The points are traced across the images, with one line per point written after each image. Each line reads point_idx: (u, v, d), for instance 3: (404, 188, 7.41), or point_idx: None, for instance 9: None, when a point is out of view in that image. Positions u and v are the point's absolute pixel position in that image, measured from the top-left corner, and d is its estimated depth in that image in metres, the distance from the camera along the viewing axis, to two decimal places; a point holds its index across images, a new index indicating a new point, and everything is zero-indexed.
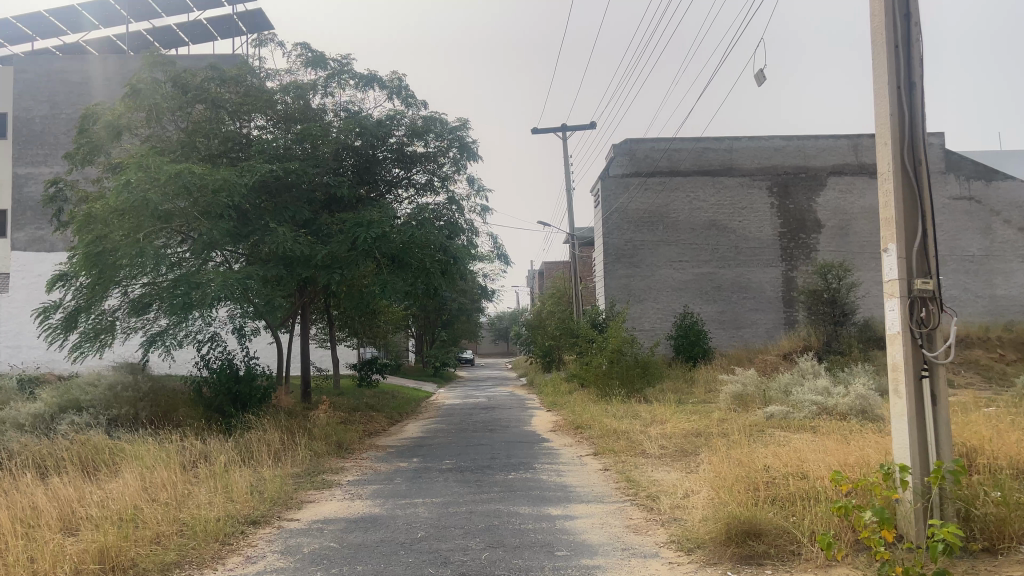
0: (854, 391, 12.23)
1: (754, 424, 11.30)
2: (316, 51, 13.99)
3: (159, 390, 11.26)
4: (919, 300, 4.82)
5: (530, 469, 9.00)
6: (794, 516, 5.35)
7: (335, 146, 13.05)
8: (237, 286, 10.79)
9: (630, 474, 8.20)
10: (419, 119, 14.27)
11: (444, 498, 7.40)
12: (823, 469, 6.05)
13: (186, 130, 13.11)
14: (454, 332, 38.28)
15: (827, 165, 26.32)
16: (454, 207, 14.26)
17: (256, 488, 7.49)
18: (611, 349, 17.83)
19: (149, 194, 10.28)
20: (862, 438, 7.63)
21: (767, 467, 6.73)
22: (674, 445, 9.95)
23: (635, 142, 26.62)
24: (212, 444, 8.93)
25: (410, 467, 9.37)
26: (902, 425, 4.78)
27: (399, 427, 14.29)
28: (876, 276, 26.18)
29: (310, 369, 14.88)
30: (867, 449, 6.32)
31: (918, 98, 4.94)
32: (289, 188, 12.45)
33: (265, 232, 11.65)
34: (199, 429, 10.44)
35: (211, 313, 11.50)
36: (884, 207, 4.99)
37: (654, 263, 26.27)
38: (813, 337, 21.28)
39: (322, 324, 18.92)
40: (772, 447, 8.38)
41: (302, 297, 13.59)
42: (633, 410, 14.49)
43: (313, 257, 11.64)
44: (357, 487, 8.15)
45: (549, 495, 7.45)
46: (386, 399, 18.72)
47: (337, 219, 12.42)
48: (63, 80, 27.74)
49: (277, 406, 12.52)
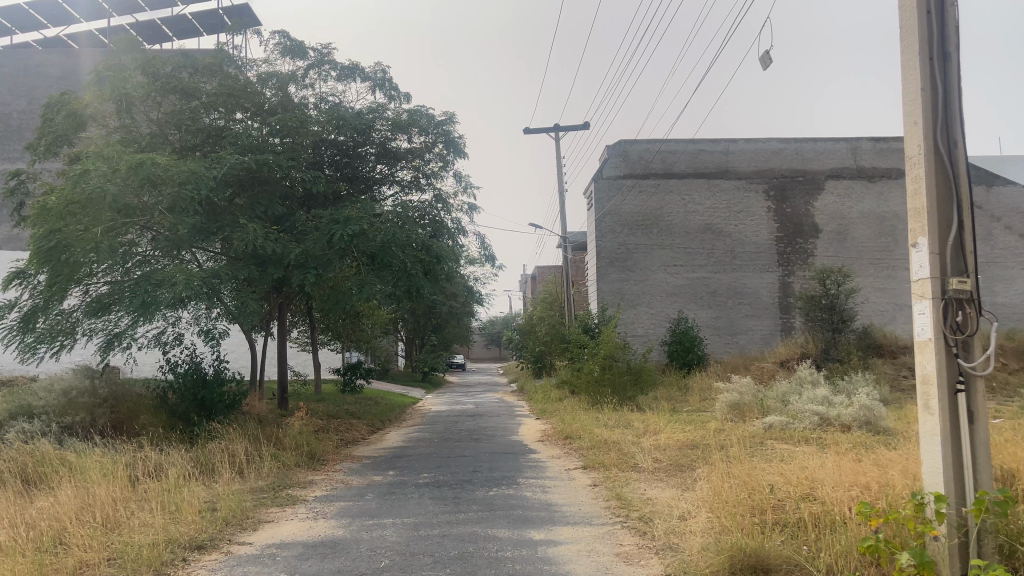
0: (859, 401, 11.62)
1: (752, 436, 10.67)
2: (294, 39, 13.37)
3: (120, 395, 10.51)
4: (955, 302, 4.19)
5: (513, 485, 8.30)
6: (806, 547, 4.77)
7: (313, 139, 12.44)
8: (204, 286, 10.08)
9: (622, 491, 7.54)
10: (404, 113, 13.56)
11: (415, 518, 6.70)
12: (832, 490, 5.51)
13: (156, 121, 12.41)
14: (444, 337, 37.34)
15: (825, 169, 25.81)
16: (440, 206, 13.59)
17: (209, 506, 6.81)
18: (603, 355, 17.21)
19: (108, 186, 9.56)
20: (880, 455, 6.96)
21: (773, 485, 6.12)
22: (669, 459, 9.25)
23: (628, 143, 26.09)
24: (171, 455, 8.24)
25: (385, 482, 8.69)
26: (933, 446, 4.17)
27: (379, 436, 13.62)
28: (875, 282, 25.62)
29: (287, 373, 14.10)
30: (885, 469, 5.72)
31: (954, 70, 4.32)
32: (262, 182, 11.72)
33: (234, 228, 10.96)
34: (159, 438, 9.72)
35: (175, 314, 10.76)
36: (914, 195, 4.38)
37: (648, 266, 25.68)
38: (811, 344, 20.69)
39: (303, 326, 18.22)
40: (779, 463, 7.72)
41: (279, 296, 12.88)
42: (625, 419, 13.87)
43: (286, 255, 10.94)
44: (323, 504, 7.45)
45: (531, 516, 6.77)
46: (367, 404, 18.00)
47: (313, 216, 11.76)
48: (41, 74, 26.98)
49: (248, 414, 11.81)
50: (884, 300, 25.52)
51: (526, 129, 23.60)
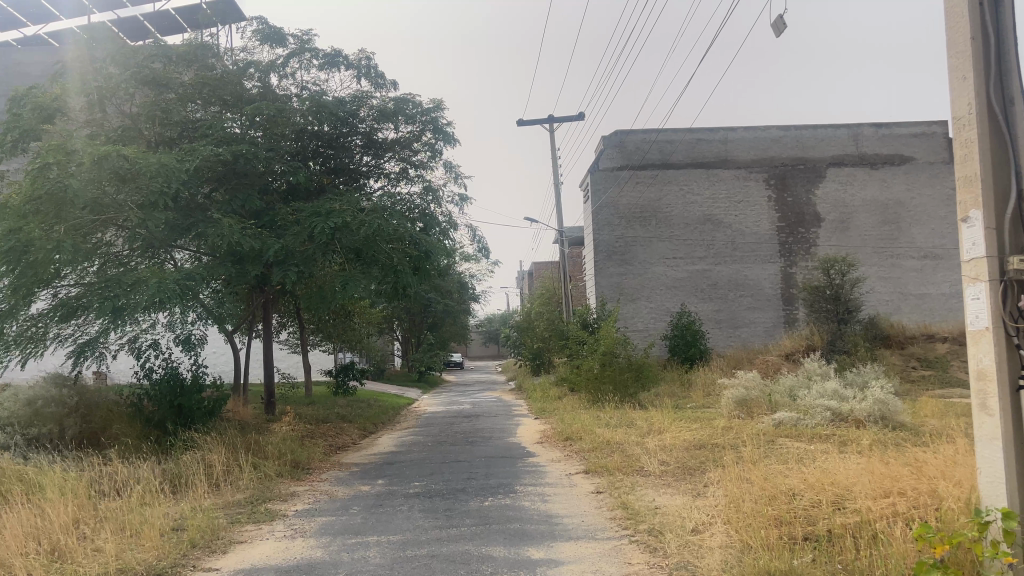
0: (872, 395, 11.03)
1: (763, 434, 10.09)
2: (272, 26, 12.81)
3: (93, 403, 9.93)
4: (1016, 285, 3.59)
5: (510, 494, 7.69)
6: (842, 570, 4.20)
7: (293, 129, 11.91)
8: (178, 287, 9.42)
9: (627, 499, 6.96)
10: (390, 101, 12.95)
11: (403, 535, 6.10)
12: (864, 500, 4.94)
13: (130, 114, 11.73)
14: (440, 336, 36.60)
15: (826, 156, 25.24)
16: (430, 198, 12.99)
17: (175, 526, 6.22)
18: (603, 350, 16.61)
19: (69, 180, 8.87)
20: (910, 455, 6.38)
21: (793, 492, 5.56)
22: (677, 461, 8.68)
23: (625, 133, 25.50)
24: (140, 469, 7.66)
25: (373, 492, 8.09)
26: (994, 453, 3.60)
27: (370, 440, 13.03)
28: (879, 271, 25.04)
29: (274, 376, 13.49)
30: (923, 474, 5.13)
31: (1008, 15, 3.76)
32: (240, 174, 11.09)
33: (208, 224, 10.24)
34: (131, 449, 9.08)
35: (147, 318, 10.06)
36: (963, 162, 3.80)
37: (647, 260, 25.10)
38: (817, 337, 20.08)
39: (292, 326, 17.62)
40: (795, 465, 7.13)
41: (262, 296, 12.26)
42: (628, 417, 13.36)
43: (265, 252, 10.30)
44: (304, 519, 6.84)
45: (530, 530, 6.18)
46: (359, 408, 17.17)
47: (294, 210, 11.12)
48: (20, 73, 26.16)
49: (230, 420, 11.19)
50: (890, 289, 24.94)
51: (519, 121, 22.99)
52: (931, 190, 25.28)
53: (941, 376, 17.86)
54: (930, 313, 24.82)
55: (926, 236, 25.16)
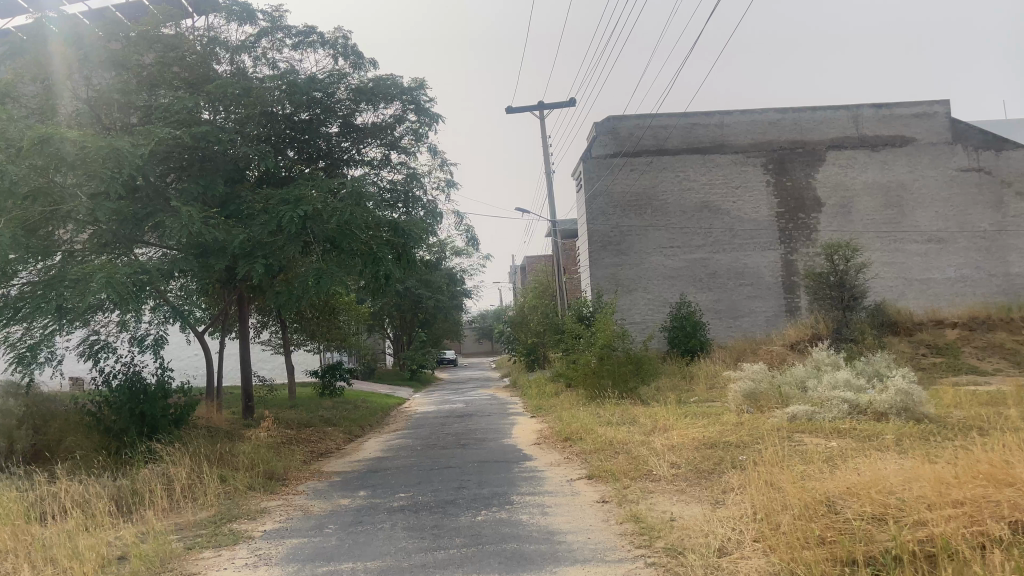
0: (893, 385, 10.21)
1: (778, 429, 9.29)
2: (241, 4, 12.01)
3: (46, 413, 9.13)
4: None
5: (505, 506, 6.86)
6: None
7: (265, 112, 11.04)
8: (133, 282, 8.51)
9: (638, 510, 6.16)
10: (369, 80, 12.13)
11: (384, 561, 5.27)
12: (929, 511, 4.17)
13: (87, 98, 10.83)
14: (432, 333, 35.75)
15: (825, 139, 24.55)
16: (414, 183, 12.18)
17: (118, 556, 5.41)
18: (601, 344, 15.75)
19: (7, 166, 7.97)
20: (957, 452, 5.62)
21: (833, 500, 4.79)
22: (688, 462, 7.87)
23: (617, 119, 24.71)
24: (90, 487, 6.81)
25: (354, 506, 7.28)
26: None
27: (356, 445, 12.18)
28: (883, 256, 24.29)
29: (251, 379, 12.59)
30: (990, 477, 4.38)
31: None
32: (204, 159, 10.21)
33: (167, 214, 9.34)
34: (85, 467, 8.18)
35: (100, 318, 9.12)
36: None
37: (642, 250, 24.34)
38: (822, 325, 19.40)
39: (272, 323, 16.77)
40: (826, 466, 6.33)
41: (231, 291, 11.38)
42: (630, 413, 12.59)
43: (230, 243, 9.40)
44: (271, 543, 5.99)
45: (530, 551, 5.35)
46: (346, 409, 16.36)
47: (262, 196, 10.25)
48: None
49: (201, 428, 10.32)
50: (894, 275, 24.22)
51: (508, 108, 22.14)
52: (933, 171, 24.55)
53: (951, 363, 17.20)
54: (935, 299, 24.14)
55: (930, 219, 24.47)
